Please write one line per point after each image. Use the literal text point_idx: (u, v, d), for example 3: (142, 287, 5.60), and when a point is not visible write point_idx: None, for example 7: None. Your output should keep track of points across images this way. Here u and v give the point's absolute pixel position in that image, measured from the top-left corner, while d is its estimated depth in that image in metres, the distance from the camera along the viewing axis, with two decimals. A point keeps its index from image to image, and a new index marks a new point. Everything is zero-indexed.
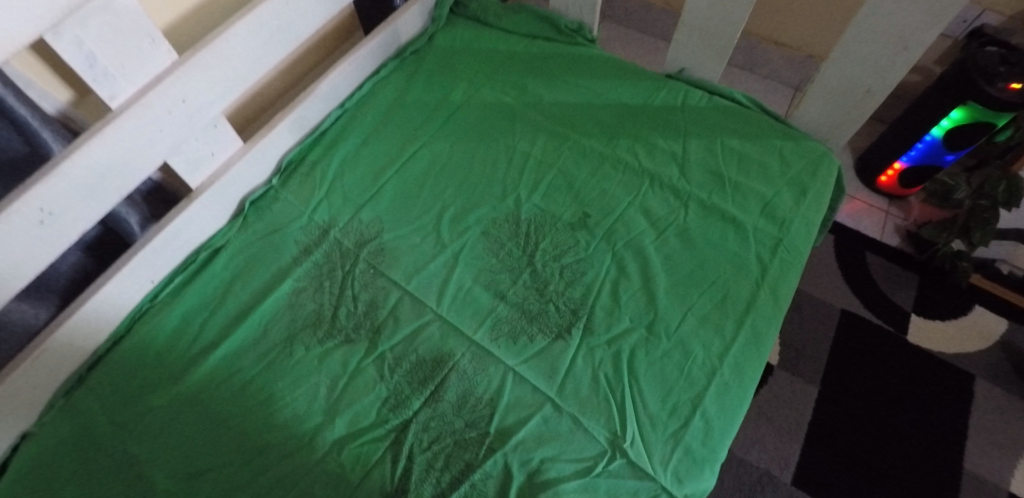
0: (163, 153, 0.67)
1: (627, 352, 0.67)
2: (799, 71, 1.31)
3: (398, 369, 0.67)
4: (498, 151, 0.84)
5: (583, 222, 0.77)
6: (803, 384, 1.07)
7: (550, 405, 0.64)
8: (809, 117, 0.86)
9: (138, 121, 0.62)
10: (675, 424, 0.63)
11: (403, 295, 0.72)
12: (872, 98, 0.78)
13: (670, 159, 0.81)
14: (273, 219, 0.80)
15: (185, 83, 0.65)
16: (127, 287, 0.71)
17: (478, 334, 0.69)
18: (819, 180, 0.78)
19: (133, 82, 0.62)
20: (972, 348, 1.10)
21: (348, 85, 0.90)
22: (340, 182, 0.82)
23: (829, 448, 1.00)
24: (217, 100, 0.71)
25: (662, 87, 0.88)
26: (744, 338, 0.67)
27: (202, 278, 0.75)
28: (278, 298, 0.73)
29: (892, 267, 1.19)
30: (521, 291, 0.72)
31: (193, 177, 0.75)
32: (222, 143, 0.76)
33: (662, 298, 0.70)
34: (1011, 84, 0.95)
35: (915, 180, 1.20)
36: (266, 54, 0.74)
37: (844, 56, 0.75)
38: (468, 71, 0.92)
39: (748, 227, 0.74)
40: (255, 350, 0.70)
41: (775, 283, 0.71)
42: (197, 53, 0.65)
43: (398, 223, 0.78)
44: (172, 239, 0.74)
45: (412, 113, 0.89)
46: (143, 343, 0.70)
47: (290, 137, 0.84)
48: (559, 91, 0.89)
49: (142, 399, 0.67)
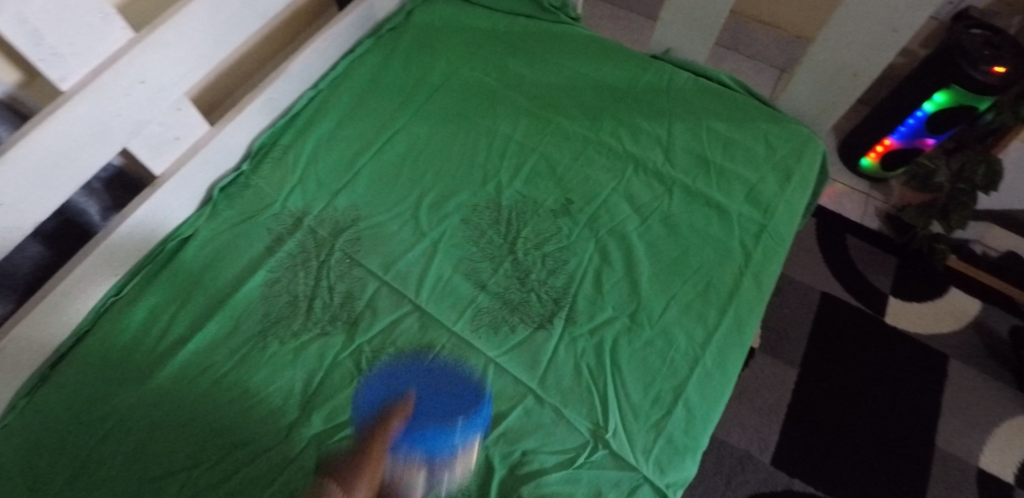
0: (123, 138, 0.64)
1: (610, 341, 0.66)
2: (784, 51, 1.29)
3: (376, 361, 0.66)
4: (478, 134, 0.82)
5: (565, 209, 0.75)
6: (783, 367, 1.08)
7: (531, 396, 0.63)
8: (794, 100, 0.84)
9: (92, 104, 0.59)
10: (657, 413, 0.62)
11: (381, 285, 0.71)
12: (858, 82, 0.77)
13: (655, 143, 0.79)
14: (243, 207, 0.76)
15: (143, 63, 0.62)
16: (91, 281, 0.69)
17: (458, 325, 0.67)
18: (803, 164, 0.77)
19: (85, 64, 0.58)
20: (947, 329, 1.12)
21: (321, 63, 0.86)
22: (314, 167, 0.79)
23: (807, 430, 1.01)
24: (179, 81, 0.67)
25: (647, 67, 0.86)
26: (727, 326, 0.67)
27: (170, 269, 0.72)
28: (250, 289, 0.71)
29: (871, 250, 1.20)
30: (502, 281, 0.70)
31: (156, 164, 0.71)
32: (187, 126, 0.72)
33: (645, 286, 0.69)
34: (994, 68, 0.96)
35: (896, 164, 1.21)
36: (230, 32, 0.70)
37: (832, 39, 0.74)
38: (447, 50, 0.89)
39: (733, 213, 0.73)
40: (227, 344, 0.68)
41: (758, 270, 0.70)
42: (155, 31, 0.61)
43: (375, 210, 0.76)
44: (136, 228, 0.71)
45: (389, 94, 0.85)
46: (109, 339, 0.68)
47: (259, 120, 0.80)
48: (541, 71, 0.87)
49: (109, 397, 0.65)
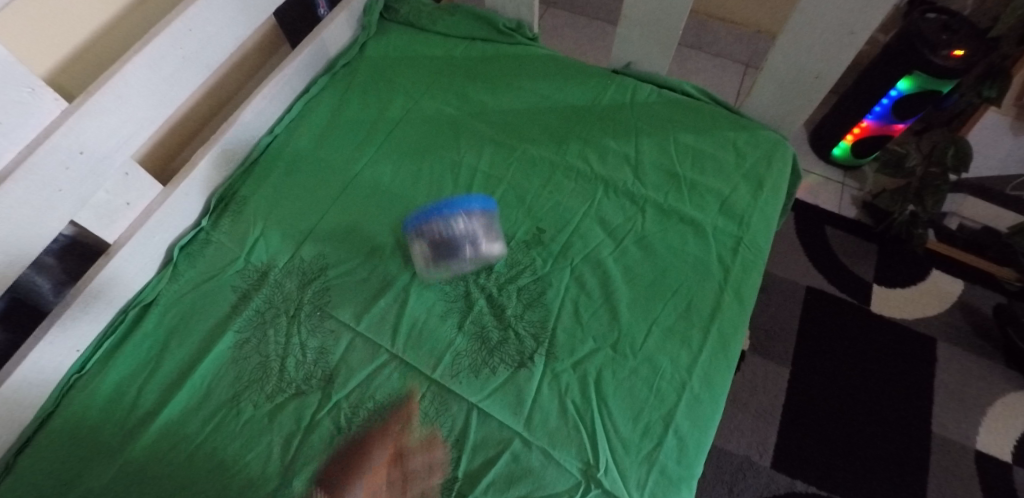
0: (67, 212, 0.60)
1: (594, 374, 0.64)
2: (747, 47, 1.29)
3: (355, 418, 0.63)
4: (443, 167, 0.80)
5: (538, 239, 0.73)
6: (775, 366, 1.07)
7: (518, 440, 0.61)
8: (759, 105, 0.84)
9: (29, 183, 0.55)
10: (649, 445, 0.60)
11: (355, 337, 0.68)
12: (821, 84, 0.76)
13: (623, 161, 0.78)
14: (206, 265, 0.74)
15: (81, 133, 0.58)
16: (49, 360, 0.65)
17: (437, 372, 0.65)
18: (774, 170, 0.76)
19: (16, 142, 0.55)
20: (932, 312, 1.12)
21: (275, 108, 0.84)
22: (277, 216, 0.77)
23: (805, 429, 1.00)
24: (124, 146, 0.64)
25: (609, 83, 0.85)
26: (712, 346, 0.65)
27: (133, 339, 0.69)
28: (219, 353, 0.68)
29: (851, 240, 1.19)
30: (478, 320, 0.68)
31: (107, 232, 0.70)
32: (138, 190, 0.71)
33: (625, 313, 0.67)
34: (954, 52, 0.97)
35: (867, 151, 1.20)
36: (173, 89, 0.67)
37: (792, 42, 0.73)
38: (405, 82, 0.87)
39: (708, 227, 0.72)
40: (199, 414, 0.64)
41: (738, 285, 0.68)
42: (89, 98, 0.58)
43: (343, 256, 0.74)
44: (94, 299, 0.68)
45: (349, 133, 0.83)
46: (73, 420, 0.64)
47: (216, 173, 0.78)
48: (502, 97, 0.85)
49: (77, 483, 0.61)
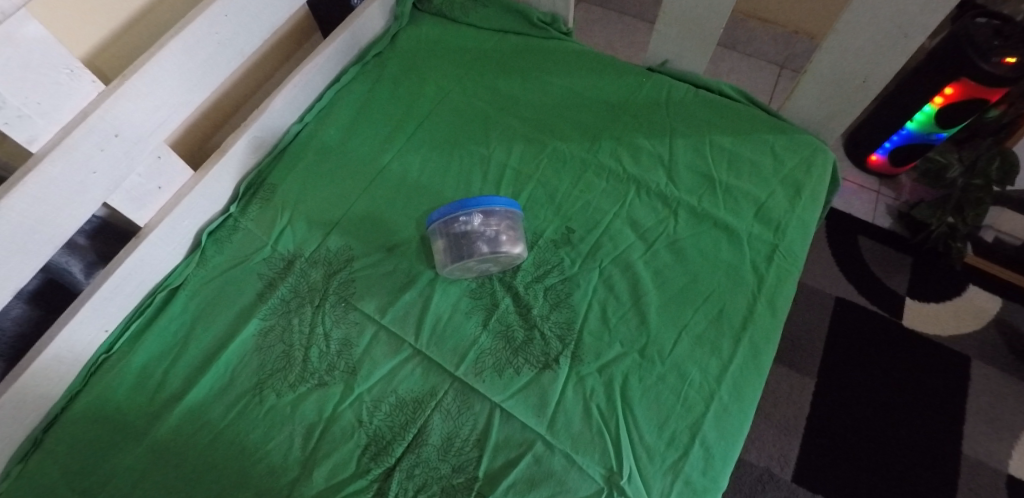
0: (102, 195, 0.60)
1: (620, 379, 0.63)
2: (784, 48, 1.25)
3: (377, 412, 0.63)
4: (471, 162, 0.79)
5: (566, 238, 0.72)
6: (800, 378, 1.04)
7: (540, 442, 0.60)
8: (800, 107, 0.81)
9: (65, 164, 0.55)
10: (674, 454, 0.59)
11: (378, 330, 0.68)
12: (868, 89, 0.73)
13: (657, 162, 0.76)
14: (233, 251, 0.74)
15: (117, 115, 0.58)
16: (79, 338, 0.65)
17: (460, 370, 0.64)
18: (814, 176, 0.73)
19: (53, 122, 0.55)
20: (967, 328, 1.08)
21: (306, 96, 0.84)
22: (304, 205, 0.76)
23: (829, 443, 0.98)
24: (157, 129, 0.64)
25: (644, 81, 0.83)
26: (742, 357, 0.63)
27: (160, 322, 0.70)
28: (244, 340, 0.68)
29: (884, 251, 1.16)
30: (503, 318, 0.67)
31: (139, 215, 0.70)
32: (169, 174, 0.71)
33: (654, 318, 0.66)
34: (1005, 59, 0.92)
35: (905, 159, 1.16)
36: (207, 74, 0.67)
37: (839, 45, 0.71)
38: (436, 74, 0.86)
39: (742, 234, 0.70)
40: (222, 400, 0.64)
41: (773, 293, 0.66)
42: (125, 81, 0.58)
43: (368, 248, 0.73)
44: (125, 281, 0.68)
45: (378, 124, 0.83)
46: (101, 399, 0.65)
47: (245, 159, 0.78)
48: (534, 91, 0.84)
49: (102, 462, 0.61)
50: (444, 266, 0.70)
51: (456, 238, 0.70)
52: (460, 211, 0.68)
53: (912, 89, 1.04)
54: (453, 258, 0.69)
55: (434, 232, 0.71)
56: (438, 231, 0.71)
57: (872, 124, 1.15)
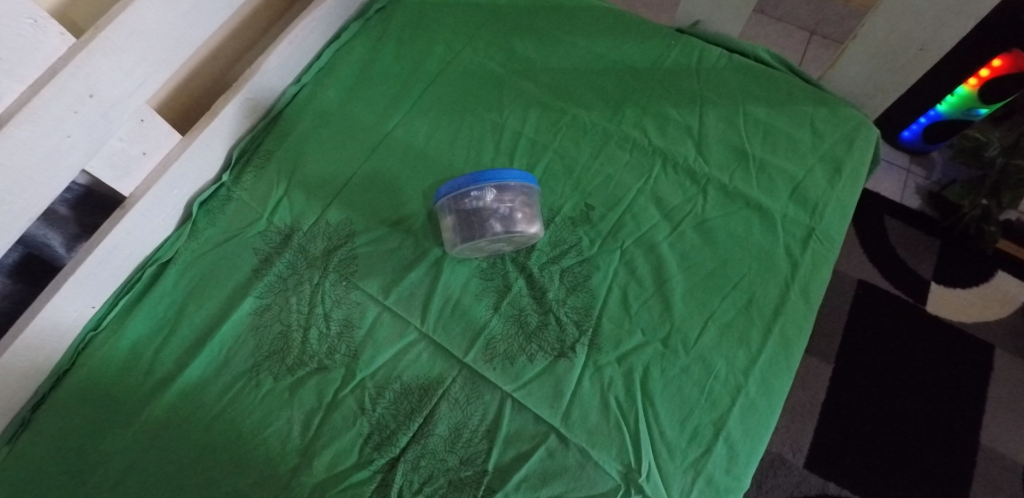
0: (77, 162, 0.55)
1: (640, 370, 0.58)
2: (817, 12, 1.13)
3: (380, 399, 0.59)
4: (483, 130, 0.73)
5: (585, 216, 0.67)
6: (818, 362, 0.99)
7: (554, 436, 0.57)
8: (846, 77, 0.77)
9: (34, 126, 0.50)
10: (696, 451, 0.55)
11: (381, 311, 0.63)
12: (925, 58, 0.70)
13: (685, 135, 0.70)
14: (226, 223, 0.69)
15: (91, 73, 0.52)
16: (64, 315, 0.61)
17: (469, 356, 0.60)
18: (855, 153, 0.67)
19: (18, 80, 0.49)
20: (992, 315, 1.02)
21: (303, 54, 0.77)
22: (303, 174, 0.71)
23: (848, 430, 0.93)
24: (139, 89, 0.58)
25: (673, 44, 0.76)
26: (772, 349, 0.59)
27: (150, 299, 0.65)
28: (238, 319, 0.63)
29: (911, 232, 1.08)
30: (515, 302, 0.63)
31: (123, 184, 0.64)
32: (155, 138, 0.65)
33: (679, 305, 0.61)
34: None
35: (941, 135, 1.05)
36: (192, 28, 0.60)
37: (899, 8, 0.66)
38: (445, 32, 0.79)
39: (776, 215, 0.65)
40: (217, 382, 0.61)
41: (808, 281, 0.61)
42: (98, 34, 0.52)
43: (370, 222, 0.68)
44: (111, 254, 0.63)
45: (382, 87, 0.77)
46: (91, 378, 0.61)
47: (238, 122, 0.73)
48: (552, 53, 0.77)
49: (93, 446, 0.58)
50: (453, 245, 0.64)
51: (467, 215, 0.64)
52: (471, 185, 0.63)
53: (947, 77, 0.91)
54: (464, 237, 0.64)
55: (442, 208, 0.66)
56: (446, 207, 0.65)
57: (899, 108, 1.02)
